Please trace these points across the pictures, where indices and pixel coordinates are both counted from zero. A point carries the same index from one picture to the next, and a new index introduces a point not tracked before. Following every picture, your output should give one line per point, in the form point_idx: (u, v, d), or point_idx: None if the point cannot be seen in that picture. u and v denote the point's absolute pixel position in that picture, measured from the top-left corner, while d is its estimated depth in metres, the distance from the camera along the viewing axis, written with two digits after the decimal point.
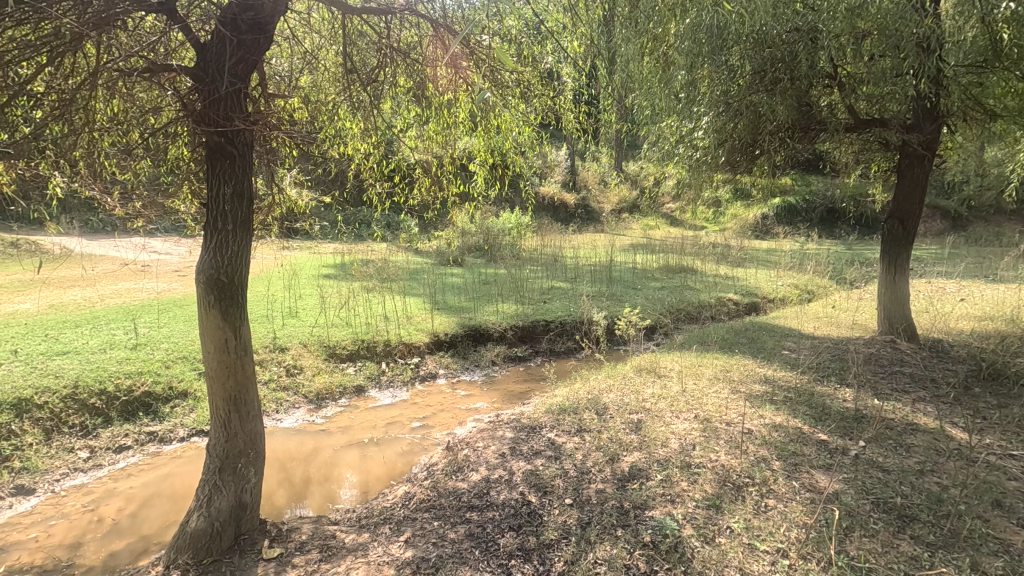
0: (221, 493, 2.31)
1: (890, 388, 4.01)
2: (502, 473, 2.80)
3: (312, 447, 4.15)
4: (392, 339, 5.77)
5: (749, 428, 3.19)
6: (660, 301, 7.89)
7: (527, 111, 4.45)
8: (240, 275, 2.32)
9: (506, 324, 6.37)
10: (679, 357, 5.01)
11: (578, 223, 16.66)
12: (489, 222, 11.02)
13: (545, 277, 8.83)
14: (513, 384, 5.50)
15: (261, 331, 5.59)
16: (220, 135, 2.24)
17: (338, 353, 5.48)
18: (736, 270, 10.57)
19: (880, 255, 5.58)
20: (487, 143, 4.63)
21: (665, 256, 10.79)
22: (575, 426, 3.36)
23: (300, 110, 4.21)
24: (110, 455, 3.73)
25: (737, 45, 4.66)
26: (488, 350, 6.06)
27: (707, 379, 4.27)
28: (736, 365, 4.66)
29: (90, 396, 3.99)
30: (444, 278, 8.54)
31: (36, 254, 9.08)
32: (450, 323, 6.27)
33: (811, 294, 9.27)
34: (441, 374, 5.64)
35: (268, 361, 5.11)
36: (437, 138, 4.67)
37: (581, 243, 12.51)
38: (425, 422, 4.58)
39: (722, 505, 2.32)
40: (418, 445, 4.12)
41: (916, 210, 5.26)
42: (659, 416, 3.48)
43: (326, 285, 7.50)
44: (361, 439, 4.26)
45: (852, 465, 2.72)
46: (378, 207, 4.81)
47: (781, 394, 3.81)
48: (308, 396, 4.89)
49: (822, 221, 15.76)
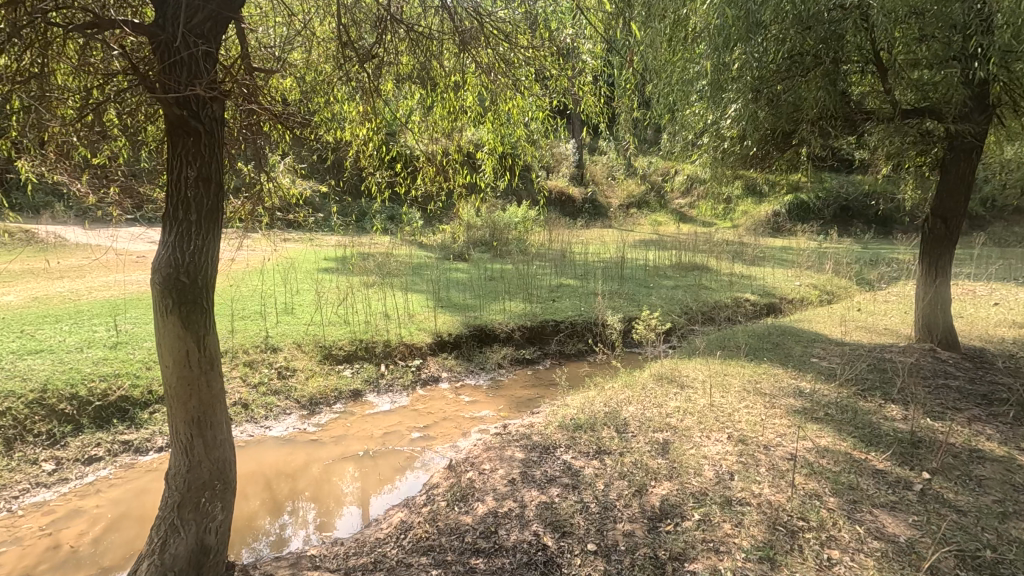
0: (180, 535, 1.95)
1: (940, 403, 3.63)
2: (512, 505, 2.43)
3: (302, 459, 3.80)
4: (392, 339, 5.41)
5: (793, 454, 2.82)
6: (675, 301, 7.50)
7: (544, 95, 4.12)
8: (206, 275, 1.94)
9: (514, 323, 5.99)
10: (701, 365, 4.62)
11: (586, 218, 16.26)
12: (495, 216, 10.66)
13: (553, 274, 8.47)
14: (520, 390, 5.13)
15: (252, 330, 5.22)
16: (181, 107, 1.88)
17: (334, 354, 5.11)
18: (751, 269, 10.17)
19: (919, 257, 5.15)
20: (497, 129, 4.27)
21: (678, 254, 10.38)
22: (594, 447, 2.99)
23: (294, 90, 3.84)
24: (78, 467, 3.39)
25: (775, 23, 4.23)
26: (494, 352, 5.70)
27: (736, 392, 3.88)
28: (766, 375, 4.27)
29: (59, 401, 3.64)
30: (448, 274, 8.17)
31: (29, 242, 8.78)
32: (454, 322, 5.90)
33: (832, 295, 8.86)
34: (444, 378, 5.28)
35: (259, 362, 4.75)
36: (444, 124, 4.30)
37: (590, 239, 12.13)
38: (425, 433, 4.22)
39: (777, 559, 1.96)
40: (420, 455, 3.82)
41: (961, 207, 4.82)
42: (688, 436, 3.10)
43: (325, 279, 7.15)
44: (356, 451, 3.91)
45: (920, 503, 2.34)
46: (378, 197, 4.45)
47: (821, 411, 3.43)
48: (301, 401, 4.54)
49: (839, 219, 15.31)
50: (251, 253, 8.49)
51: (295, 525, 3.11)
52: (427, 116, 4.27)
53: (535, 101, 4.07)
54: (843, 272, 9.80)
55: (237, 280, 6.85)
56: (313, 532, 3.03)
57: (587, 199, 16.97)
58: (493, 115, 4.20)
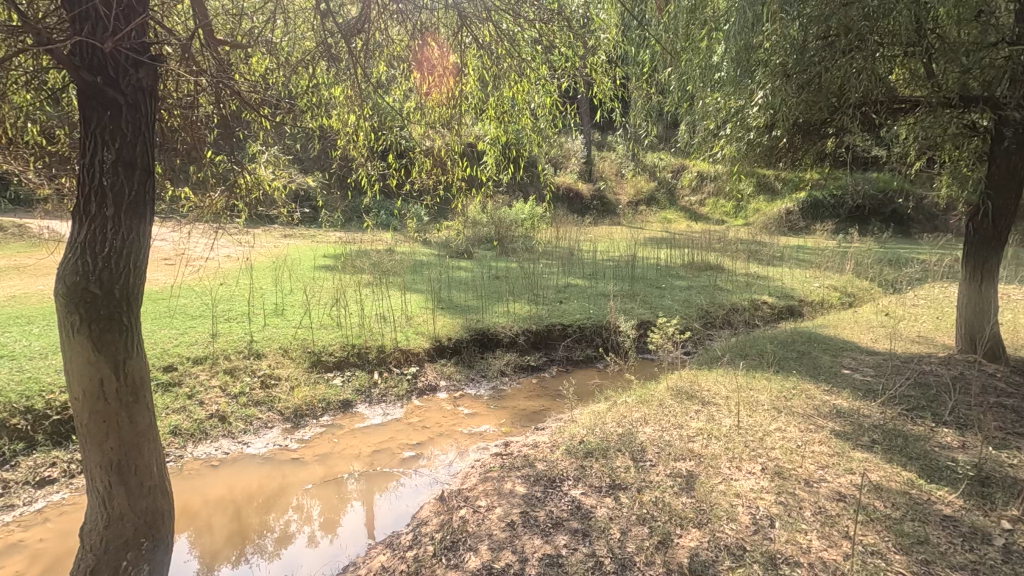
0: None
1: (1001, 428, 3.19)
2: (511, 560, 2.05)
3: (279, 483, 3.43)
4: (387, 344, 5.02)
5: (841, 493, 2.41)
6: (689, 303, 7.07)
7: (554, 78, 3.73)
8: (126, 285, 1.60)
9: (518, 327, 5.59)
10: (723, 377, 4.20)
11: (593, 214, 15.79)
12: (500, 213, 10.24)
13: (560, 273, 8.07)
14: (524, 401, 4.74)
15: (237, 334, 4.85)
16: (93, 72, 1.49)
17: (324, 360, 4.73)
18: (767, 269, 9.72)
19: (963, 259, 4.70)
20: (499, 116, 3.89)
21: (690, 253, 9.95)
22: (607, 480, 2.58)
23: (275, 71, 3.46)
24: (28, 492, 3.03)
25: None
26: (496, 358, 5.30)
27: (765, 411, 3.46)
28: (796, 391, 3.85)
29: (12, 416, 3.28)
30: (450, 273, 7.77)
31: (18, 238, 8.45)
32: (454, 326, 5.50)
33: (853, 297, 8.41)
34: (442, 387, 4.89)
35: (242, 369, 4.38)
36: (441, 112, 3.90)
37: (598, 237, 11.72)
38: (419, 451, 3.84)
39: None
40: (411, 478, 3.45)
41: (1013, 205, 4.34)
42: (715, 466, 2.70)
43: (320, 278, 6.77)
44: (341, 472, 3.54)
45: (1007, 564, 1.93)
46: (369, 191, 4.06)
47: (866, 437, 3.01)
48: (285, 414, 4.17)
49: (856, 217, 14.78)
50: (245, 249, 8.14)
51: (300, 520, 3.15)
52: (424, 100, 3.87)
53: (543, 84, 3.68)
54: (864, 273, 9.32)
55: (226, 279, 6.49)
56: (317, 528, 3.07)
57: (595, 196, 16.50)
58: (495, 101, 3.83)
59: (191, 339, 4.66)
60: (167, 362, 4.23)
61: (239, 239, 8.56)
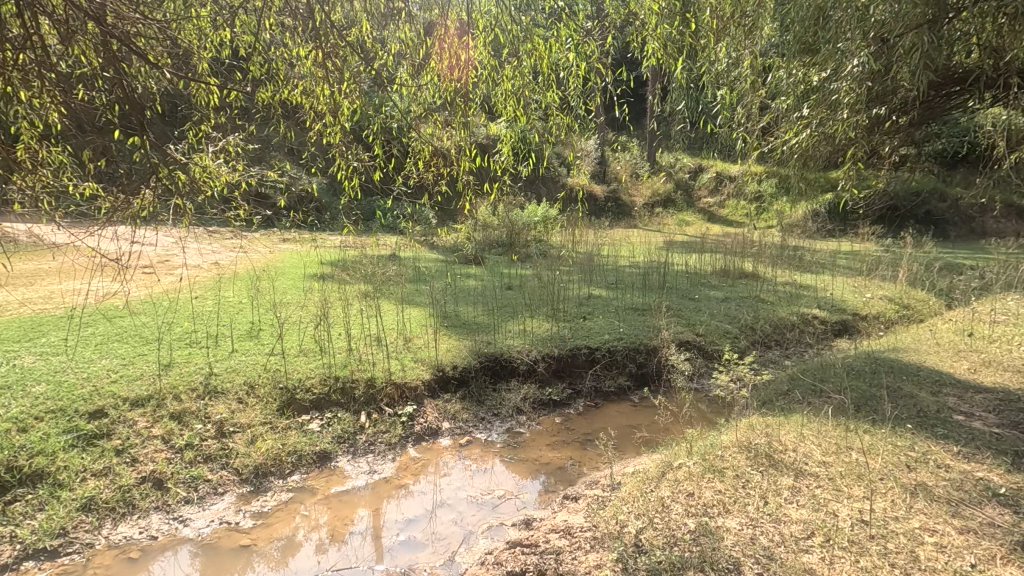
0: None
1: None
2: None
3: (231, 560, 2.72)
4: (378, 376, 4.07)
5: None
6: (732, 319, 6.07)
7: (593, 35, 2.80)
8: None
9: (538, 352, 4.62)
10: (810, 430, 3.21)
11: (611, 218, 14.79)
12: (512, 214, 9.29)
13: (580, 283, 7.09)
14: (547, 452, 3.77)
15: (194, 364, 3.92)
16: None
17: (299, 398, 3.79)
18: (809, 278, 8.68)
19: None
20: (517, 90, 2.93)
21: (722, 258, 8.91)
22: None
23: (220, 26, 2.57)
24: None
25: None
26: (511, 392, 4.35)
27: (893, 490, 2.50)
28: (919, 455, 2.87)
29: None
30: (456, 283, 6.82)
31: None
32: (460, 351, 4.54)
33: (914, 309, 7.37)
34: (445, 430, 3.94)
35: (192, 414, 3.44)
36: (442, 82, 2.97)
37: (617, 239, 10.71)
38: (415, 510, 3.13)
39: None
40: (408, 557, 2.70)
41: None
42: None
43: (305, 291, 5.83)
44: (321, 534, 2.95)
45: None
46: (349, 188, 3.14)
47: None
48: (242, 474, 3.25)
49: (894, 219, 13.64)
50: (227, 257, 7.26)
51: (306, 531, 2.97)
52: (421, 67, 2.96)
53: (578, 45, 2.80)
54: (919, 282, 8.26)
55: (197, 293, 5.58)
56: (325, 538, 2.92)
57: (610, 196, 15.51)
58: (513, 70, 2.91)
59: (134, 371, 3.73)
60: (96, 405, 3.30)
61: (223, 246, 7.66)
